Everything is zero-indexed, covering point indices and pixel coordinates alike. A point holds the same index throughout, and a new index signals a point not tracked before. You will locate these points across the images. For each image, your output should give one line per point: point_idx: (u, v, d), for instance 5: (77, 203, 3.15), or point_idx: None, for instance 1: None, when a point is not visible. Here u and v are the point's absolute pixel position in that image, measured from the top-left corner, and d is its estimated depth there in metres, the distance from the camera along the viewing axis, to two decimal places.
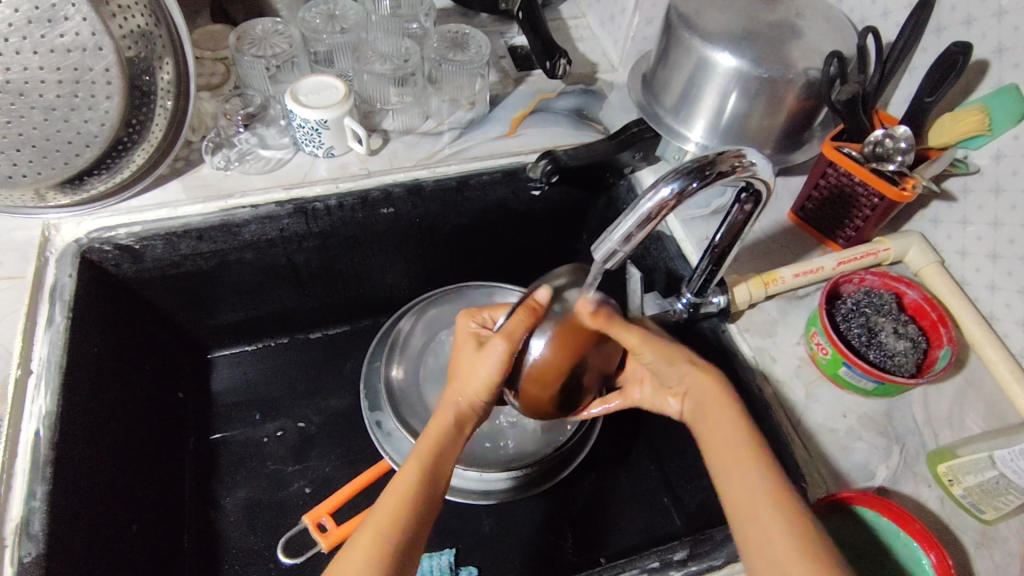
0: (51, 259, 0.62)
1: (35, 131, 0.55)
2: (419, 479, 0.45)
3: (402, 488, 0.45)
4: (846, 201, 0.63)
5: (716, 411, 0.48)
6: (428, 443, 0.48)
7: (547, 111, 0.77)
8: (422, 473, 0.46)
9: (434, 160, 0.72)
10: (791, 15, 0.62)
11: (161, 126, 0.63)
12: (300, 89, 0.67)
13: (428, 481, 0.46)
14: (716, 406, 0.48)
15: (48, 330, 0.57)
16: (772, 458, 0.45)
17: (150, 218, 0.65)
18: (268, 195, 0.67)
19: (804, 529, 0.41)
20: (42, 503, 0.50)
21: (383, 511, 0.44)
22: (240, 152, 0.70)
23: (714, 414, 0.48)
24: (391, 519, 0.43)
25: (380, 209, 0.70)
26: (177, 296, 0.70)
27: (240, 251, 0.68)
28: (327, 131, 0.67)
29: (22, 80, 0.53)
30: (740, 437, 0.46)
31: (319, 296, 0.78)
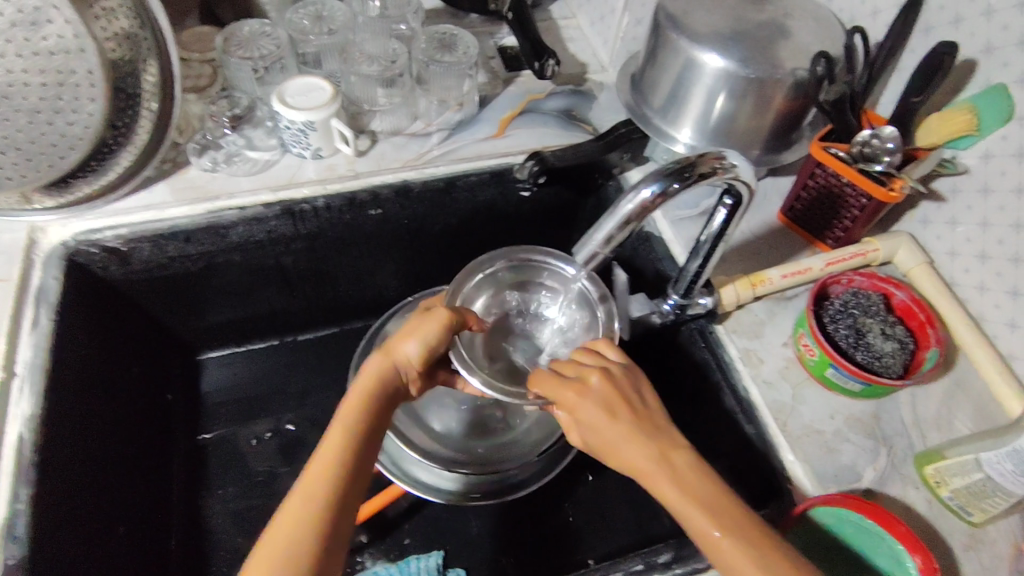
0: (37, 261, 0.61)
1: (19, 134, 0.55)
2: (328, 480, 0.44)
3: (319, 477, 0.44)
4: (834, 201, 0.63)
5: (630, 457, 0.44)
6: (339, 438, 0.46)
7: (536, 112, 0.77)
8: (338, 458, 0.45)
9: (422, 161, 0.72)
10: (779, 15, 0.62)
11: (146, 128, 0.62)
12: (287, 90, 0.67)
13: (344, 464, 0.45)
14: (624, 450, 0.44)
15: (33, 333, 0.57)
16: (695, 468, 0.43)
17: (136, 220, 0.64)
18: (255, 197, 0.67)
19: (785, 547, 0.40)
20: (26, 506, 0.50)
21: (285, 524, 0.42)
22: (227, 154, 0.70)
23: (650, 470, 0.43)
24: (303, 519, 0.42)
25: (368, 210, 0.70)
26: (165, 298, 0.70)
27: (228, 253, 0.68)
28: (314, 133, 0.67)
29: (6, 83, 0.53)
30: (660, 472, 0.43)
31: (308, 297, 0.77)
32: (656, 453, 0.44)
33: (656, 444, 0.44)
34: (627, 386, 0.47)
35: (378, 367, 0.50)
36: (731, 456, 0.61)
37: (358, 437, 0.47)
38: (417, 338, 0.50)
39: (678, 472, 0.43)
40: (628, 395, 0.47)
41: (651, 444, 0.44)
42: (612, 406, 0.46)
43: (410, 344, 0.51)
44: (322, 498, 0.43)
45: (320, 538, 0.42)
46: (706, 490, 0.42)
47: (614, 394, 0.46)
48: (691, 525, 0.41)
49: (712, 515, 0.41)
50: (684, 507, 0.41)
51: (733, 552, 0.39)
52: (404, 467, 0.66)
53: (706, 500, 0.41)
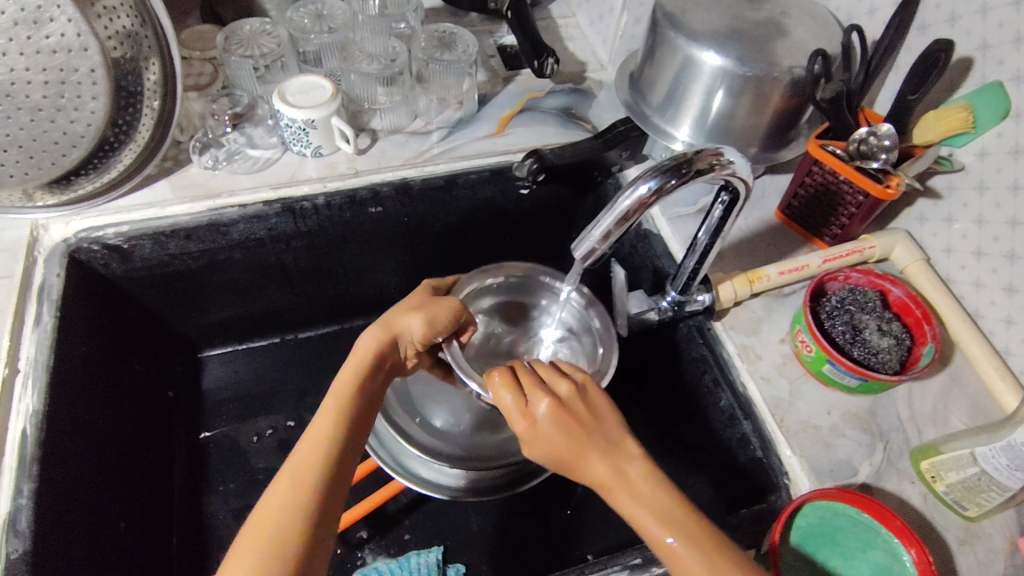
0: (39, 259, 0.62)
1: (21, 132, 0.56)
2: (321, 466, 0.44)
3: (310, 450, 0.45)
4: (831, 199, 0.64)
5: (587, 467, 0.44)
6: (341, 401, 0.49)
7: (535, 111, 0.77)
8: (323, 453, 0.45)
9: (422, 159, 0.72)
10: (776, 14, 0.62)
11: (148, 126, 0.63)
12: (287, 89, 0.67)
13: (330, 459, 0.45)
14: (586, 461, 0.44)
15: (36, 329, 0.57)
16: (625, 472, 0.43)
17: (138, 218, 0.65)
18: (256, 195, 0.67)
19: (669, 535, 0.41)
20: (28, 501, 0.50)
21: (271, 511, 0.42)
22: (228, 152, 0.70)
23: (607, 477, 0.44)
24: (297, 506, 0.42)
25: (368, 208, 0.70)
26: (166, 296, 0.71)
27: (229, 251, 0.69)
28: (314, 131, 0.67)
29: (8, 82, 0.53)
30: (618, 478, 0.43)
31: (309, 295, 0.78)
32: (611, 467, 0.44)
33: (609, 456, 0.44)
34: (581, 404, 0.47)
35: (368, 345, 0.52)
36: (729, 451, 0.61)
37: (349, 410, 0.48)
38: (419, 319, 0.55)
39: (632, 484, 0.43)
40: (579, 415, 0.46)
41: (607, 457, 0.44)
42: (568, 426, 0.45)
43: (411, 323, 0.55)
44: (320, 476, 0.44)
45: (313, 508, 0.42)
46: (655, 501, 0.42)
47: (567, 417, 0.46)
48: (651, 539, 0.41)
49: (667, 525, 0.41)
50: (645, 518, 0.41)
51: (689, 559, 0.40)
52: (406, 465, 0.66)
53: (653, 508, 0.42)
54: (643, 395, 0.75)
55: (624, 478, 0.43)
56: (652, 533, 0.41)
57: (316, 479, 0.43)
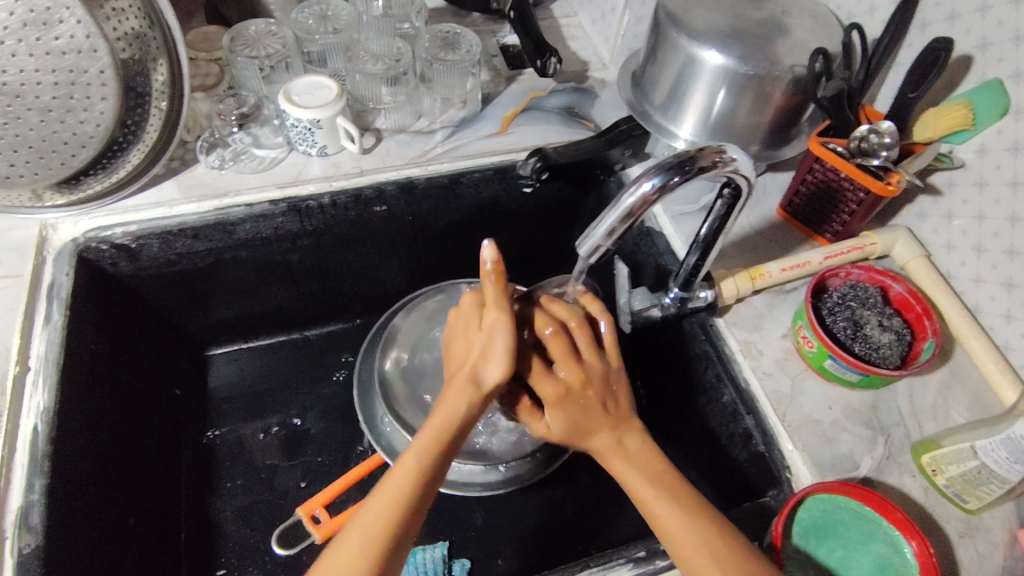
0: (48, 258, 0.62)
1: (31, 132, 0.56)
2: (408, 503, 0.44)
3: (395, 487, 0.44)
4: (833, 196, 0.64)
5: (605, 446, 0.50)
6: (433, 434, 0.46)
7: (538, 110, 0.78)
8: (433, 448, 0.46)
9: (426, 158, 0.73)
10: (777, 12, 0.63)
11: (156, 126, 0.63)
12: (292, 89, 0.68)
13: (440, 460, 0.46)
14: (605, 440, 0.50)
15: (46, 328, 0.58)
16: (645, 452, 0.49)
17: (146, 217, 0.65)
18: (262, 194, 0.68)
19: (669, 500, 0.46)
20: (40, 496, 0.51)
21: (370, 518, 0.43)
22: (234, 152, 0.71)
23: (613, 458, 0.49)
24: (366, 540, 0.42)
25: (373, 207, 0.71)
26: (174, 294, 0.71)
27: (235, 249, 0.69)
28: (320, 131, 0.68)
29: (18, 83, 0.53)
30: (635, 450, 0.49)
31: (314, 293, 0.78)
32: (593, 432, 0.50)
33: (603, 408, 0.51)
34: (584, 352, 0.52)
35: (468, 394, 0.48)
36: (733, 447, 0.62)
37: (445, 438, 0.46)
38: (501, 355, 0.49)
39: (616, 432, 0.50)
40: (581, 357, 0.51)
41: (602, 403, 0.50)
42: (562, 359, 0.50)
43: (491, 360, 0.49)
44: (406, 484, 0.44)
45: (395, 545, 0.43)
46: (638, 452, 0.49)
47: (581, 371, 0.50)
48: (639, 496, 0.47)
49: (642, 482, 0.47)
50: (632, 471, 0.48)
51: (649, 493, 0.46)
52: None
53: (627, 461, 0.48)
54: (646, 392, 0.76)
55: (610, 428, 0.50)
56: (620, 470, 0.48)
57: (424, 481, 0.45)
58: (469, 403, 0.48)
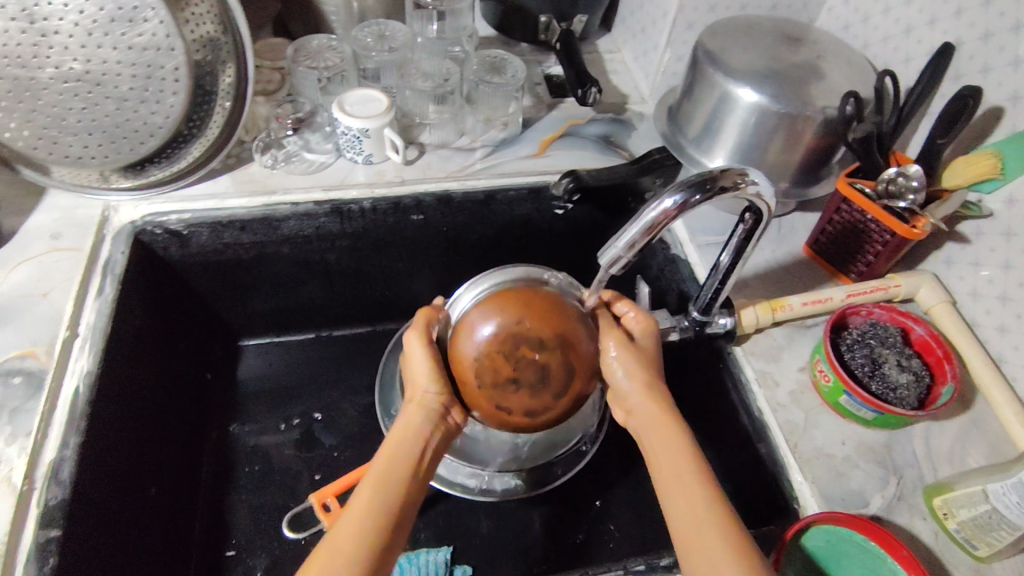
0: (107, 237, 0.67)
1: (106, 118, 0.61)
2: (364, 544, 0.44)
3: (358, 513, 0.45)
4: (859, 236, 0.65)
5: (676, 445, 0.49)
6: (384, 454, 0.49)
7: (576, 136, 0.81)
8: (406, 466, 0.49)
9: (465, 173, 0.76)
10: (812, 57, 0.66)
11: (218, 125, 0.68)
12: (346, 100, 0.72)
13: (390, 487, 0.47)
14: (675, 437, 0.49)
15: (98, 298, 0.62)
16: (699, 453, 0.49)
17: (200, 207, 0.70)
18: (308, 195, 0.72)
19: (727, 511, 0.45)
20: (73, 454, 0.53)
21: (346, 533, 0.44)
22: (286, 153, 0.75)
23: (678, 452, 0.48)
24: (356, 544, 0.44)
25: (411, 215, 0.74)
26: (217, 283, 0.75)
27: (278, 245, 0.73)
28: (368, 139, 0.72)
29: (101, 72, 0.58)
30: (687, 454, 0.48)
31: (346, 294, 0.82)
32: (656, 408, 0.51)
33: (653, 395, 0.52)
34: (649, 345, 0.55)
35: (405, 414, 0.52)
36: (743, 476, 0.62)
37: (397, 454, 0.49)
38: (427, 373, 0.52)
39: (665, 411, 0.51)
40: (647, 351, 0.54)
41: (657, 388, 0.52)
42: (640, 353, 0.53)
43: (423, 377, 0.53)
44: (369, 502, 0.46)
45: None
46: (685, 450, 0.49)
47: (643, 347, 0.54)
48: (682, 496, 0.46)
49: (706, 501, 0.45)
50: (694, 487, 0.46)
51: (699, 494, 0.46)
52: None
53: (680, 471, 0.47)
54: None
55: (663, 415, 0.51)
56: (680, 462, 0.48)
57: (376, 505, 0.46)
58: (415, 424, 0.51)
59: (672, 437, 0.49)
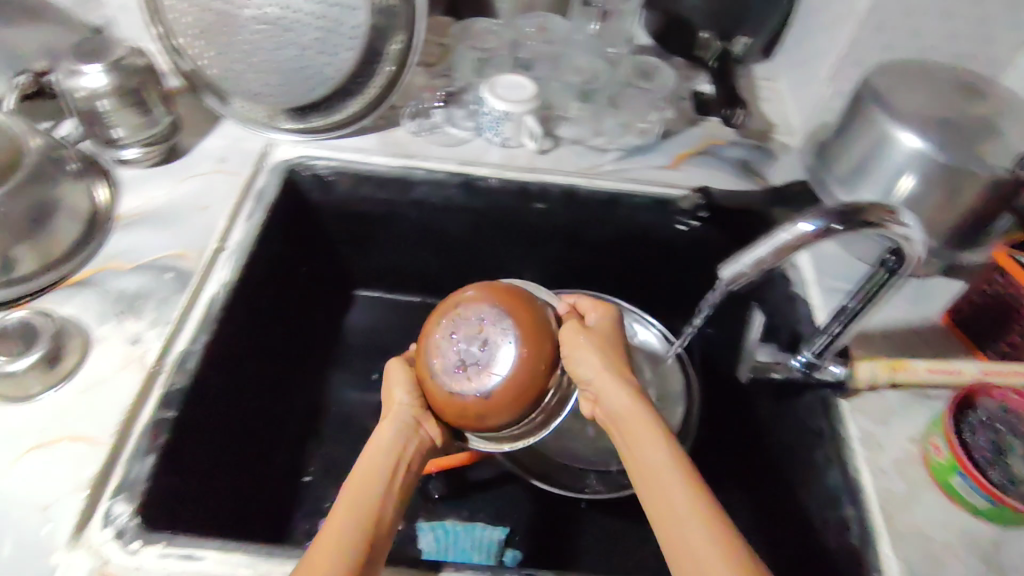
0: (263, 170, 0.74)
1: (285, 62, 0.67)
2: (345, 539, 0.43)
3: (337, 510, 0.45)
4: (1007, 314, 0.60)
5: (650, 439, 0.47)
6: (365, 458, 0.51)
7: (713, 156, 0.80)
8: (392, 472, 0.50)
9: (595, 172, 0.77)
10: (992, 112, 0.61)
11: (377, 88, 0.73)
12: (497, 83, 0.75)
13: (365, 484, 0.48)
14: (648, 432, 0.48)
15: (247, 222, 0.68)
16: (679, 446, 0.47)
17: (347, 158, 0.75)
18: (443, 165, 0.76)
19: (706, 504, 0.42)
20: (200, 349, 0.59)
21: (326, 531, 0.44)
22: (431, 124, 0.79)
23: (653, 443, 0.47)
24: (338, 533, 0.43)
25: (534, 202, 0.76)
26: (345, 231, 0.81)
27: (407, 208, 0.77)
28: (509, 123, 0.75)
29: (293, 19, 0.65)
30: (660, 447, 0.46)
31: (457, 266, 0.85)
32: (630, 403, 0.50)
33: (628, 395, 0.51)
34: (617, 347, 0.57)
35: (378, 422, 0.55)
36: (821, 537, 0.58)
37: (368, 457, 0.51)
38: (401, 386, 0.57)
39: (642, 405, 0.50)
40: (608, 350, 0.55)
41: (629, 386, 0.52)
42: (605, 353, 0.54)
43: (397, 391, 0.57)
44: (351, 500, 0.46)
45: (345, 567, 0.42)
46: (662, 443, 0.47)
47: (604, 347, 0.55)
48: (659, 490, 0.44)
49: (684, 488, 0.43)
50: (668, 473, 0.44)
51: (676, 490, 0.43)
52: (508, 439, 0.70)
53: (655, 464, 0.45)
54: (743, 461, 0.73)
55: (638, 408, 0.50)
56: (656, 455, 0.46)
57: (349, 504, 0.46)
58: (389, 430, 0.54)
59: (645, 426, 0.48)
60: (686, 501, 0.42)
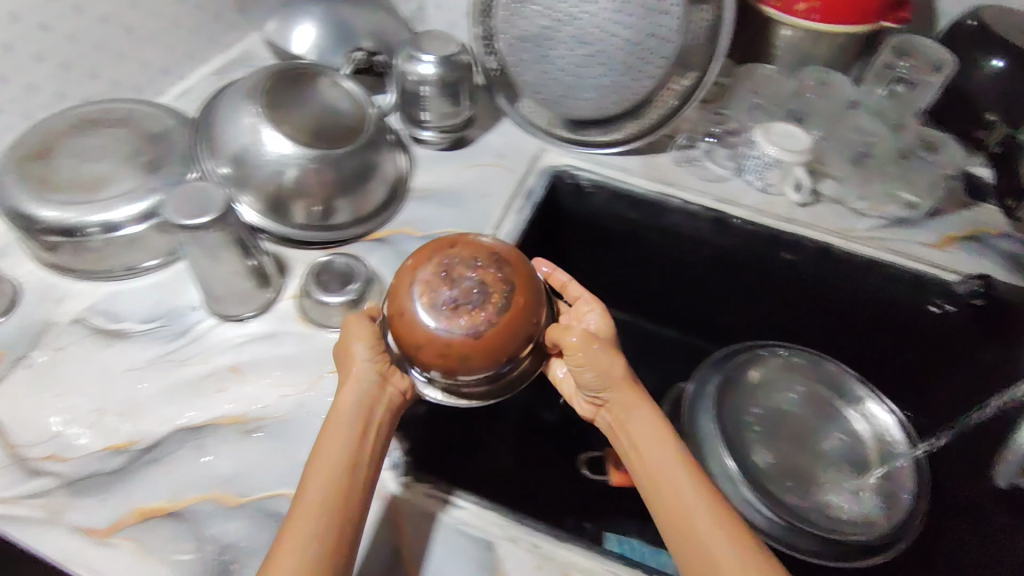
0: (533, 170, 0.79)
1: (586, 81, 0.72)
2: (320, 532, 0.44)
3: (312, 501, 0.46)
4: None
5: (678, 475, 0.49)
6: (336, 426, 0.51)
7: (986, 244, 0.74)
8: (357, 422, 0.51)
9: (853, 235, 0.75)
10: None
11: (655, 116, 0.76)
12: (773, 129, 0.76)
13: (339, 468, 0.48)
14: (664, 457, 0.51)
15: (517, 215, 0.74)
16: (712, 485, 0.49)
17: (610, 174, 0.79)
18: (700, 198, 0.78)
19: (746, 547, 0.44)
20: None
21: (305, 525, 0.44)
22: (692, 157, 0.82)
23: (681, 479, 0.49)
24: (318, 531, 0.44)
25: (783, 252, 0.76)
26: (584, 241, 0.85)
27: (652, 231, 0.80)
28: (776, 170, 0.76)
29: (609, 44, 0.69)
30: (695, 487, 0.48)
31: (677, 297, 0.85)
32: (650, 420, 0.54)
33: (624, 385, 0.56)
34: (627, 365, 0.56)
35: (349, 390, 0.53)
36: None
37: (342, 431, 0.50)
38: (364, 341, 0.55)
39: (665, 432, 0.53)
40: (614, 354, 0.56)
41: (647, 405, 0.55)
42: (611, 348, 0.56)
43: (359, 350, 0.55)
44: (335, 489, 0.47)
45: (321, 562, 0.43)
46: (692, 480, 0.49)
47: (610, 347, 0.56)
48: (690, 527, 0.46)
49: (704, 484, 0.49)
50: (667, 457, 0.51)
51: (710, 525, 0.45)
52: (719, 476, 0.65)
53: (688, 502, 0.47)
54: None
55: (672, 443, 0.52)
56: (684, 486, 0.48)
57: (332, 494, 0.46)
58: (354, 389, 0.53)
59: (639, 406, 0.55)
60: (713, 529, 0.45)
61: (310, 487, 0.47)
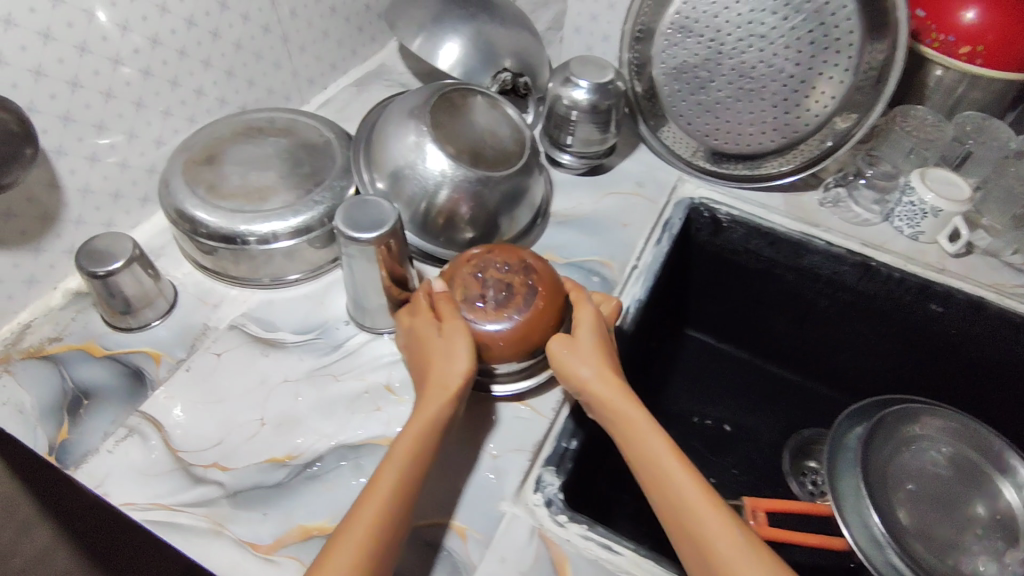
0: (670, 201, 0.78)
1: (739, 113, 0.71)
2: (372, 540, 0.43)
3: (375, 504, 0.44)
4: None
5: (671, 469, 0.48)
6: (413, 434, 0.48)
7: None
8: (428, 430, 0.49)
9: (1007, 289, 0.71)
10: None
11: (804, 155, 0.74)
12: (929, 174, 0.73)
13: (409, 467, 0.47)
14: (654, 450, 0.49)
15: (656, 247, 0.72)
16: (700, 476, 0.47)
17: (748, 209, 0.77)
18: (845, 241, 0.75)
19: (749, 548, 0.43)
20: None
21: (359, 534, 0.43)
22: (834, 198, 0.79)
23: (671, 473, 0.47)
24: (371, 534, 0.43)
25: (931, 303, 0.72)
26: (711, 275, 0.83)
27: (788, 270, 0.78)
28: (932, 218, 0.72)
29: (769, 78, 0.68)
30: (687, 483, 0.47)
31: (805, 340, 0.82)
32: (620, 401, 0.52)
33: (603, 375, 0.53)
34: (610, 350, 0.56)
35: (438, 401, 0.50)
36: None
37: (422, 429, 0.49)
38: (459, 335, 0.53)
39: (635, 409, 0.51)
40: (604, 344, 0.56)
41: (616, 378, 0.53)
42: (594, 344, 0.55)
43: (451, 344, 0.53)
44: (391, 495, 0.45)
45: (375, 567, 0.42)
46: (688, 477, 0.47)
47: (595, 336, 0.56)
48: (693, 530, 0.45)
49: (703, 506, 0.45)
50: (677, 475, 0.47)
51: (714, 529, 0.44)
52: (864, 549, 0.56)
53: (687, 503, 0.46)
54: None
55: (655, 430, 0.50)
56: (678, 481, 0.47)
57: (395, 497, 0.45)
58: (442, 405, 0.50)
59: (639, 427, 0.50)
60: (719, 531, 0.44)
61: (367, 505, 0.44)
